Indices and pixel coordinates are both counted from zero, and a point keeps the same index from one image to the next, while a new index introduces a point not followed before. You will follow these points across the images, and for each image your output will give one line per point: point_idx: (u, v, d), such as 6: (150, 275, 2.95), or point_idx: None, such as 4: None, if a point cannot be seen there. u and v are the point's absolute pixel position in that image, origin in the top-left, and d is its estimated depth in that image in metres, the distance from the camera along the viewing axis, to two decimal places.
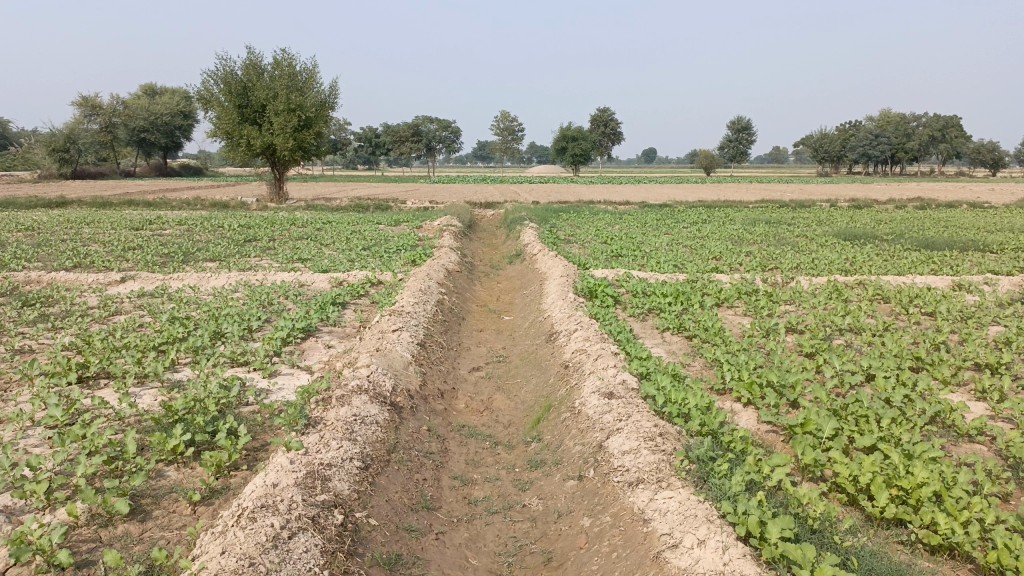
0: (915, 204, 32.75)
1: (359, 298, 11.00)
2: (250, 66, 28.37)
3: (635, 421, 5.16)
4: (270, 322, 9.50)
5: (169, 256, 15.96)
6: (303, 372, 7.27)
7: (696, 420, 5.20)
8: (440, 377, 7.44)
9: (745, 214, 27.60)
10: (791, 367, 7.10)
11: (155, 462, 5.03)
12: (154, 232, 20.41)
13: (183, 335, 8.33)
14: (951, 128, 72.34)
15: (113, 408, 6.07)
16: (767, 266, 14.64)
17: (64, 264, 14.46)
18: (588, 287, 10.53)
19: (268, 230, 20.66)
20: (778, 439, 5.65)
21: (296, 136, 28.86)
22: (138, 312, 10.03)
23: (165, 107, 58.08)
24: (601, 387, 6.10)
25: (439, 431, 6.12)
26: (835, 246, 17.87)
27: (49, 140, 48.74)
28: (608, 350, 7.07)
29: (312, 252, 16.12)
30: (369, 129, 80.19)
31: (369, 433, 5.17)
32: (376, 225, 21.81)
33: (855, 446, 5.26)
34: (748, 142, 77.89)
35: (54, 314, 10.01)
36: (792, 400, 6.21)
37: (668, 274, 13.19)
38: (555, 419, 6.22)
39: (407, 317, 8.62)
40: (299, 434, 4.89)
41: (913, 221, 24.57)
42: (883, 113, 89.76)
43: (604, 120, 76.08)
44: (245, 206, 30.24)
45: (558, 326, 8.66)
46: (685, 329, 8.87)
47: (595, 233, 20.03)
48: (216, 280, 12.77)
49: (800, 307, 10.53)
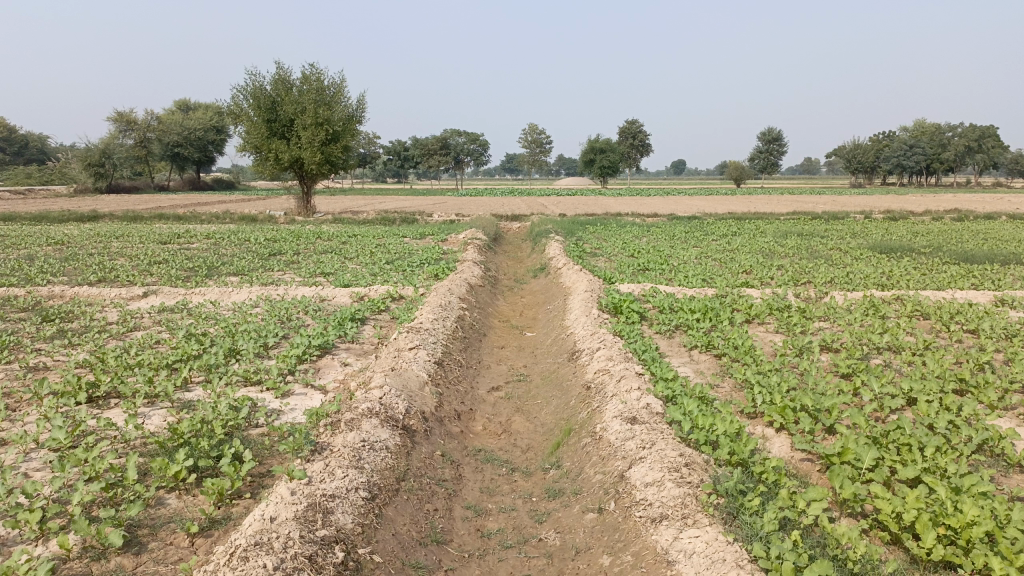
0: (952, 216, 31.92)
1: (379, 313, 10.79)
2: (279, 81, 28.49)
3: (659, 450, 4.84)
4: (288, 338, 9.30)
5: (193, 270, 15.92)
6: (316, 392, 7.05)
7: (724, 448, 4.88)
8: (457, 397, 7.17)
9: (776, 226, 27.06)
10: (826, 390, 6.73)
11: (156, 489, 4.83)
12: (181, 246, 20.46)
13: (197, 352, 8.15)
14: (987, 138, 70.92)
15: (119, 430, 5.89)
16: (799, 280, 14.19)
17: (89, 279, 14.45)
18: (613, 303, 10.21)
19: (294, 244, 20.60)
20: (813, 469, 5.29)
21: (323, 150, 28.94)
22: (156, 328, 9.90)
23: (198, 122, 58.89)
24: (624, 411, 5.78)
25: (454, 456, 5.85)
26: (870, 260, 17.34)
27: (84, 155, 49.49)
28: (632, 371, 6.75)
29: (335, 266, 15.98)
30: (397, 143, 80.59)
31: (378, 459, 4.92)
32: (401, 239, 21.70)
33: (897, 479, 4.89)
34: (778, 153, 76.98)
35: (73, 329, 9.92)
36: (828, 426, 5.86)
37: (696, 289, 12.82)
38: (575, 444, 5.92)
39: (425, 335, 8.37)
40: (304, 461, 4.66)
41: (951, 234, 23.90)
42: (918, 123, 88.19)
43: (632, 132, 75.67)
44: (273, 219, 30.40)
45: (580, 344, 8.35)
46: (713, 348, 8.53)
47: (621, 246, 19.69)
48: (238, 294, 12.65)
49: (834, 324, 10.13)
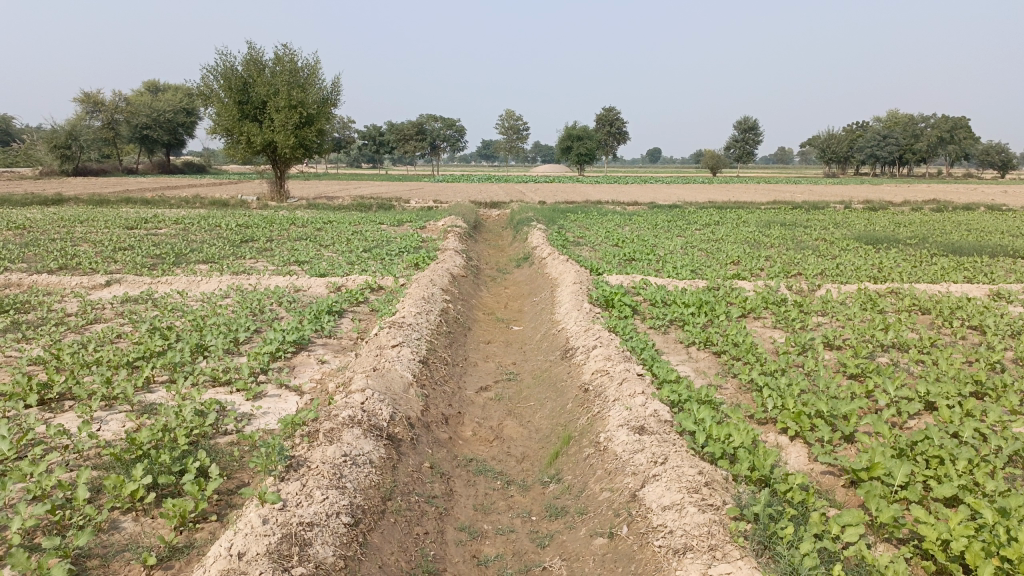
0: (930, 207, 31.84)
1: (357, 305, 10.23)
2: (252, 62, 27.63)
3: (675, 467, 4.38)
4: (260, 332, 8.72)
5: (161, 257, 15.19)
6: (291, 394, 6.52)
7: (744, 462, 4.43)
8: (444, 400, 6.65)
9: (757, 216, 26.85)
10: (840, 394, 6.29)
11: (110, 511, 4.28)
12: (148, 232, 19.68)
13: (161, 349, 7.55)
14: (960, 129, 71.39)
15: (70, 439, 5.30)
16: (790, 272, 13.82)
17: (48, 266, 13.69)
18: (604, 296, 9.72)
19: (266, 230, 19.90)
20: (837, 484, 4.86)
21: (297, 133, 28.14)
22: (118, 321, 9.25)
23: (168, 103, 57.51)
24: (629, 419, 5.31)
25: (443, 468, 5.34)
26: (857, 251, 17.03)
27: (50, 137, 48.08)
28: (632, 372, 6.28)
29: (310, 254, 15.33)
30: (372, 127, 79.43)
31: (362, 477, 4.41)
32: (378, 226, 21.08)
33: (932, 497, 4.47)
34: (754, 142, 77.01)
35: (28, 322, 9.24)
36: (847, 434, 5.42)
37: (686, 281, 12.39)
38: (576, 455, 5.45)
39: (408, 331, 7.81)
40: (279, 480, 4.12)
41: (933, 224, 23.77)
42: (892, 114, 88.76)
43: (609, 120, 75.18)
44: (245, 204, 29.57)
45: (574, 341, 7.86)
46: (712, 345, 8.09)
47: (604, 235, 19.23)
48: (207, 284, 12.00)
49: (833, 319, 9.72)
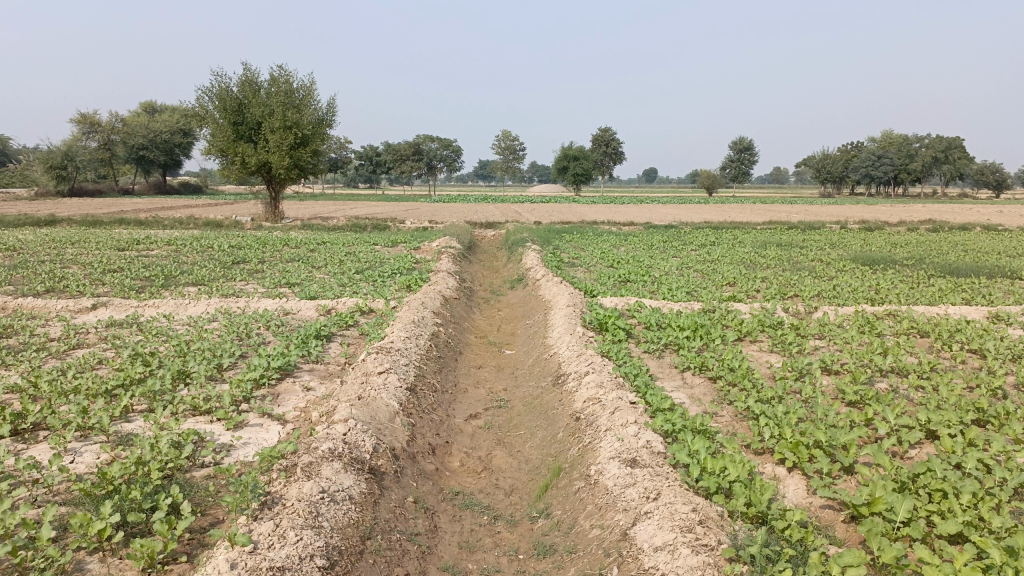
0: (927, 227, 31.77)
1: (347, 329, 10.05)
2: (247, 83, 27.60)
3: (668, 504, 4.19)
4: (246, 357, 8.53)
5: (150, 280, 15.01)
6: (274, 423, 6.32)
7: (739, 498, 4.24)
8: (432, 429, 6.46)
9: (754, 236, 26.73)
10: (839, 422, 6.12)
11: (75, 552, 4.07)
12: (139, 253, 19.51)
13: (142, 376, 7.35)
14: (954, 149, 71.59)
15: (40, 472, 5.09)
16: (786, 294, 13.66)
17: (35, 289, 13.50)
18: (598, 319, 9.55)
19: (258, 252, 19.75)
20: (837, 520, 4.67)
21: (292, 154, 28.07)
22: (101, 347, 9.06)
23: (166, 123, 57.60)
24: (621, 450, 5.12)
25: (427, 502, 5.14)
26: (854, 272, 16.89)
27: (46, 158, 48.07)
28: (624, 400, 6.09)
29: (302, 276, 15.15)
30: (369, 148, 79.55)
31: (340, 515, 4.22)
32: (372, 247, 20.94)
33: (936, 534, 4.28)
34: (750, 163, 77.24)
35: (10, 347, 9.05)
36: (847, 465, 5.24)
37: (681, 303, 12.23)
38: (565, 488, 5.26)
39: (396, 356, 7.62)
40: (251, 519, 3.93)
41: (930, 244, 23.68)
42: (886, 134, 89.14)
43: (605, 140, 75.40)
44: (239, 225, 29.45)
45: (566, 367, 7.68)
46: (707, 370, 7.91)
47: (600, 256, 19.11)
48: (195, 308, 11.81)
49: (830, 343, 9.54)
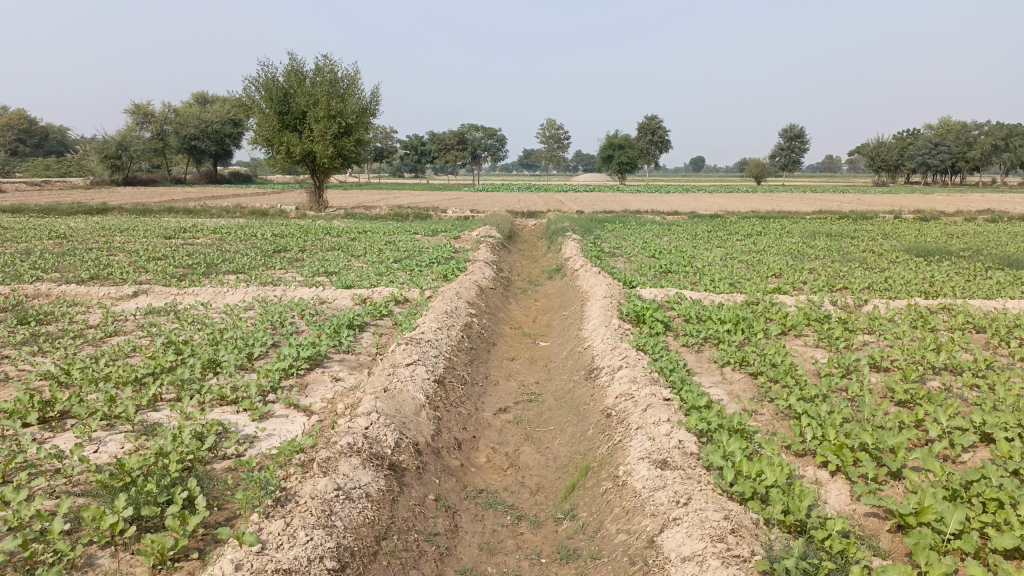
0: (986, 217, 30.63)
1: (380, 318, 9.94)
2: (292, 72, 27.77)
3: (698, 510, 3.95)
4: (278, 345, 8.47)
5: (192, 267, 15.14)
6: (299, 414, 6.22)
7: (775, 504, 3.97)
8: (458, 423, 6.29)
9: (802, 226, 26.03)
10: (886, 423, 5.79)
11: (87, 546, 3.99)
12: (184, 241, 19.75)
13: (173, 363, 7.32)
14: (1016, 137, 68.86)
15: (62, 462, 5.05)
16: (834, 286, 13.18)
17: (80, 276, 13.69)
18: (635, 311, 9.27)
19: (300, 240, 19.83)
20: (882, 529, 4.38)
21: (335, 143, 28.17)
22: (137, 334, 9.09)
23: (216, 113, 58.52)
24: (652, 451, 4.88)
25: (449, 500, 4.97)
26: (907, 263, 16.28)
27: (101, 147, 49.18)
28: (657, 397, 5.84)
29: (340, 265, 15.14)
30: (414, 137, 79.82)
31: (355, 514, 4.08)
32: (412, 235, 20.89)
33: (991, 549, 3.96)
34: (800, 151, 75.51)
35: (49, 333, 9.13)
36: (895, 470, 4.93)
37: (724, 295, 11.87)
38: (593, 489, 5.04)
39: (425, 348, 7.46)
40: (262, 518, 3.81)
41: (988, 235, 22.74)
42: (943, 122, 86.31)
43: (651, 129, 74.37)
44: (283, 214, 29.73)
45: (599, 360, 7.45)
46: (748, 365, 7.60)
47: (642, 246, 18.77)
48: (233, 296, 11.84)
49: (880, 338, 9.13)
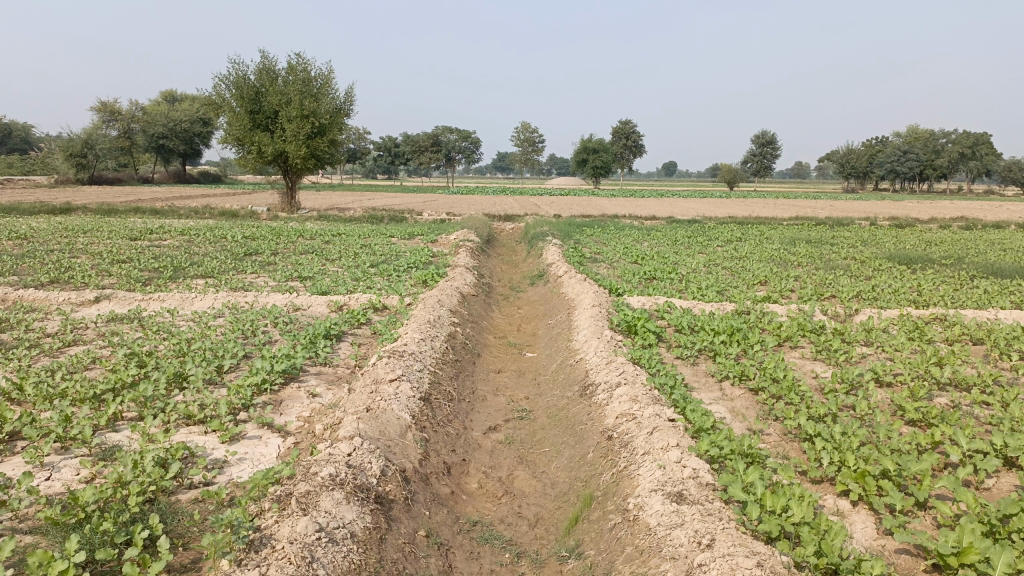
0: (960, 224, 30.71)
1: (359, 327, 9.44)
2: (264, 71, 27.07)
3: (726, 556, 3.55)
4: (249, 356, 7.94)
5: (159, 271, 14.46)
6: (274, 436, 5.72)
7: (808, 545, 3.57)
8: (447, 445, 5.85)
9: (781, 232, 25.88)
10: (903, 445, 5.45)
11: None
12: (151, 243, 19.03)
13: (136, 377, 6.77)
14: (982, 145, 69.68)
15: (9, 493, 4.52)
16: (822, 295, 12.89)
17: (40, 280, 12.99)
18: (627, 321, 8.86)
19: (272, 243, 19.23)
20: (917, 569, 4.02)
21: (308, 143, 27.54)
22: (97, 344, 8.50)
23: (186, 110, 57.41)
24: (664, 481, 4.48)
25: (441, 536, 4.54)
26: (891, 271, 16.07)
27: (66, 146, 47.95)
28: (661, 418, 5.44)
29: (315, 269, 14.58)
30: (389, 139, 79.04)
31: (340, 558, 3.62)
32: (388, 239, 20.36)
33: None
34: (772, 157, 75.90)
35: (2, 342, 8.52)
36: (922, 500, 4.58)
37: (713, 304, 11.53)
38: (598, 523, 4.64)
39: (409, 361, 6.98)
40: (234, 568, 3.34)
41: (964, 243, 22.72)
42: (912, 129, 87.23)
43: (626, 133, 74.31)
44: (254, 215, 28.99)
45: (594, 376, 7.03)
46: (747, 379, 7.25)
47: (623, 251, 18.43)
48: (201, 302, 11.25)
49: (879, 350, 8.81)
